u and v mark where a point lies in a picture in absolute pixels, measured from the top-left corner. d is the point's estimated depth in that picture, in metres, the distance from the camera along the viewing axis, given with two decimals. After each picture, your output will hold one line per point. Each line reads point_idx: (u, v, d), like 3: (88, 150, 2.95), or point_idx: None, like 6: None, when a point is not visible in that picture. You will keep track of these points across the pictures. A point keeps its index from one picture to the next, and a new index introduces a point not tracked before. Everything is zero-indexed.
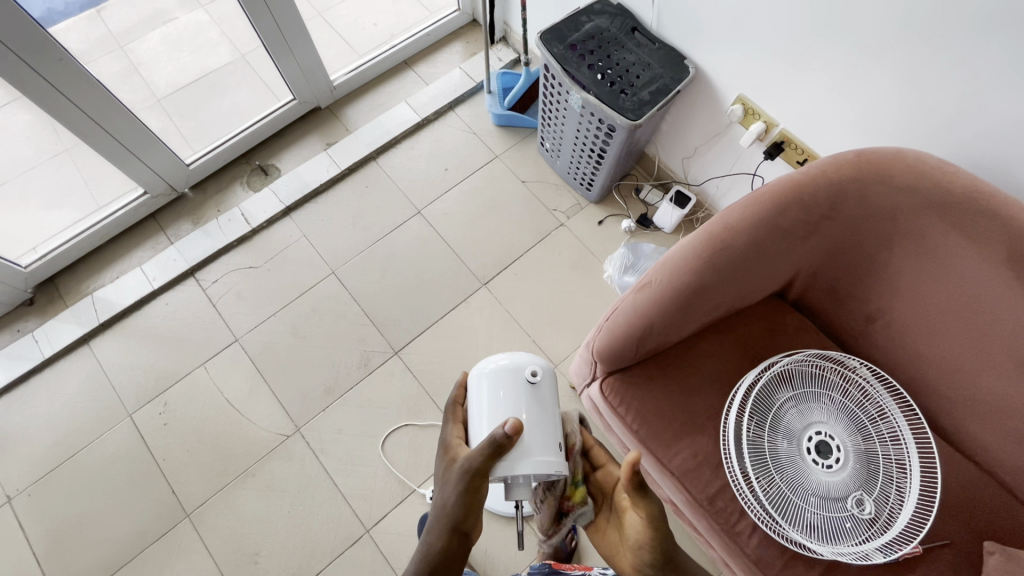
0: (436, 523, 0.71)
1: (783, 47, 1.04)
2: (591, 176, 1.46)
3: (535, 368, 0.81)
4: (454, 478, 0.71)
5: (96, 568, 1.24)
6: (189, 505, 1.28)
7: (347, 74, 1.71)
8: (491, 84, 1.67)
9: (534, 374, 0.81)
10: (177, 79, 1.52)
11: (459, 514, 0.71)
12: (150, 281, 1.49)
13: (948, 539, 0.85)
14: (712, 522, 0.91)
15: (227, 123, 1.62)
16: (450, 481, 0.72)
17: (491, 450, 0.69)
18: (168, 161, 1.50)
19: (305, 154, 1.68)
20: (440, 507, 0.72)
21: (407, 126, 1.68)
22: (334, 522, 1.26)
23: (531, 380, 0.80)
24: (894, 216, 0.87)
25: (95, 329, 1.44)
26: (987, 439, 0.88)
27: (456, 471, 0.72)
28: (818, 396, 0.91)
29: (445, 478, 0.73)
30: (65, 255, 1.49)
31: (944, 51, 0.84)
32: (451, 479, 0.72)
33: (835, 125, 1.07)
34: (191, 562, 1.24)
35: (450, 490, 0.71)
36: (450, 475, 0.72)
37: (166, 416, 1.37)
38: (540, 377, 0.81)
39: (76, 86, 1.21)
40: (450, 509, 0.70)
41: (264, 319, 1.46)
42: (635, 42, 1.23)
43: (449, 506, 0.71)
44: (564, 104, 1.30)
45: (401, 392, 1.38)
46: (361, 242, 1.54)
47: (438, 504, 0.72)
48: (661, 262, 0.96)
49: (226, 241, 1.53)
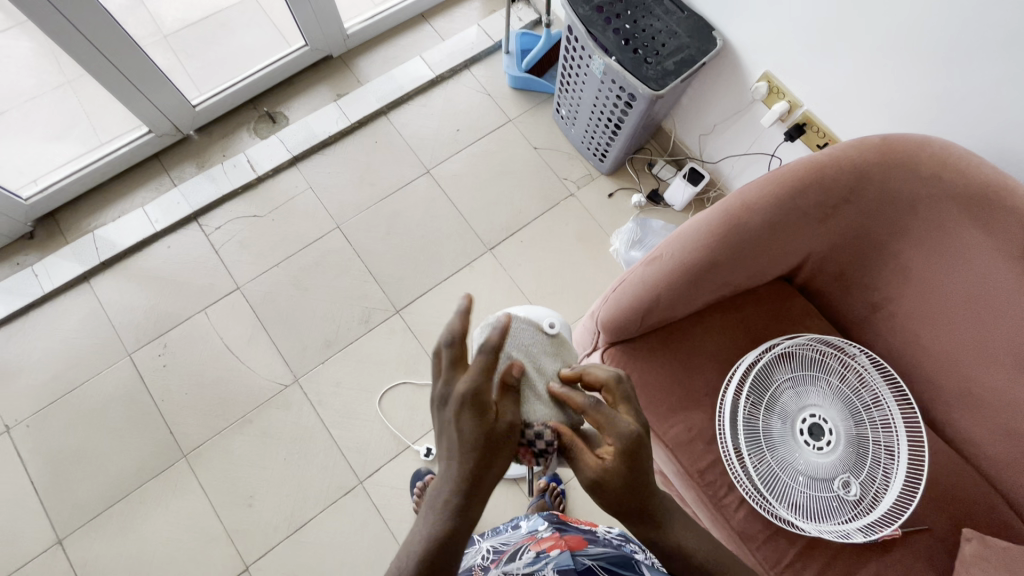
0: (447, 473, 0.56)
1: (818, 23, 1.01)
2: (605, 147, 1.44)
3: (553, 321, 0.82)
4: (467, 414, 0.57)
5: (94, 499, 1.26)
6: (186, 446, 1.30)
7: (362, 22, 1.65)
8: (509, 45, 1.61)
9: (552, 325, 0.81)
10: (185, 15, 1.46)
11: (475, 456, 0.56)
12: (153, 223, 1.47)
13: (928, 525, 0.88)
14: (702, 493, 0.93)
15: (236, 65, 1.57)
16: (462, 411, 0.59)
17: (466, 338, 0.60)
18: (174, 101, 1.46)
19: (315, 104, 1.64)
20: (447, 455, 0.57)
21: (421, 83, 1.63)
22: (330, 470, 1.29)
23: (552, 329, 0.80)
24: (912, 205, 0.86)
25: (96, 267, 1.43)
26: (975, 431, 0.90)
27: (456, 398, 0.57)
28: (814, 380, 0.93)
29: (441, 424, 0.59)
30: (66, 190, 1.47)
31: (987, 37, 0.81)
32: (457, 417, 0.57)
33: (859, 108, 1.05)
34: (187, 500, 1.26)
35: (465, 429, 0.57)
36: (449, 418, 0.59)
37: (166, 357, 1.37)
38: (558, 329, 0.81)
39: (82, 12, 1.16)
40: (470, 450, 0.56)
41: (267, 270, 1.45)
42: (663, 8, 1.19)
43: (463, 452, 0.56)
44: (585, 69, 1.26)
45: (400, 350, 1.39)
46: (368, 198, 1.52)
47: (442, 454, 0.58)
48: (674, 236, 0.95)
49: (230, 188, 1.51)
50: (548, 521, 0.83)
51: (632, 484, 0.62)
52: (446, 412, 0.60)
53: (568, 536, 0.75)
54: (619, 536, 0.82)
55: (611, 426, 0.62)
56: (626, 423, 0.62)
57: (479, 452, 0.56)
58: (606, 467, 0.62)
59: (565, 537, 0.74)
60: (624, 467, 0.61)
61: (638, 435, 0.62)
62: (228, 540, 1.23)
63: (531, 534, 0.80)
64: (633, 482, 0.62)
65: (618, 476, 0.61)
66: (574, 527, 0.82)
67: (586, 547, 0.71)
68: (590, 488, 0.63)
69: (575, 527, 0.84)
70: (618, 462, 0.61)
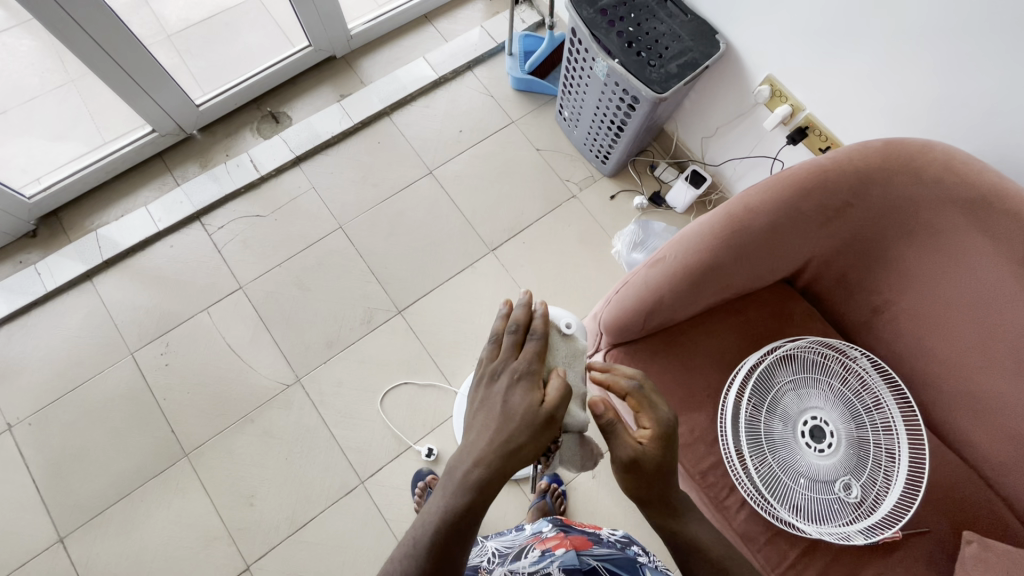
0: (480, 445, 0.57)
1: (821, 27, 1.01)
2: (608, 149, 1.45)
3: (571, 322, 0.76)
4: (519, 390, 0.60)
5: (95, 497, 1.26)
6: (188, 445, 1.31)
7: (366, 23, 1.65)
8: (512, 46, 1.62)
9: (569, 325, 0.76)
10: (189, 15, 1.46)
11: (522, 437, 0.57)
12: (155, 222, 1.47)
13: (929, 527, 0.88)
14: (704, 494, 0.94)
15: (239, 65, 1.58)
16: (519, 392, 0.60)
17: (531, 331, 0.66)
18: (177, 100, 1.46)
19: (318, 104, 1.64)
20: (484, 426, 0.59)
21: (424, 84, 1.64)
22: (331, 470, 1.29)
23: (569, 331, 0.75)
24: (915, 209, 0.86)
25: (98, 266, 1.44)
26: (975, 434, 0.90)
27: (512, 374, 0.62)
28: (816, 382, 0.93)
29: (485, 396, 0.61)
30: (69, 189, 1.47)
31: (989, 41, 0.82)
32: (509, 389, 0.60)
33: (861, 112, 1.05)
34: (188, 499, 1.26)
35: (515, 406, 0.59)
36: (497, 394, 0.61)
37: (168, 356, 1.37)
38: (574, 330, 0.76)
39: (87, 11, 1.16)
40: (514, 428, 0.58)
41: (270, 269, 1.45)
42: (666, 11, 1.19)
43: (506, 424, 0.58)
44: (588, 71, 1.27)
45: (402, 350, 1.39)
46: (371, 198, 1.53)
47: (477, 425, 0.59)
48: (677, 238, 0.96)
49: (233, 187, 1.51)
50: (553, 522, 0.84)
51: (663, 469, 0.67)
52: (493, 385, 0.62)
53: (573, 536, 0.75)
54: (624, 537, 0.82)
55: (652, 411, 0.68)
56: (666, 410, 0.68)
57: (525, 432, 0.58)
58: (644, 448, 0.66)
59: (570, 537, 0.75)
60: (660, 450, 0.66)
61: (674, 424, 0.68)
62: (229, 540, 1.23)
63: (536, 534, 0.81)
64: (663, 468, 0.67)
65: (653, 458, 0.66)
66: (578, 528, 0.83)
67: (591, 547, 0.72)
68: (622, 467, 0.66)
69: (579, 529, 0.85)
70: (656, 444, 0.66)
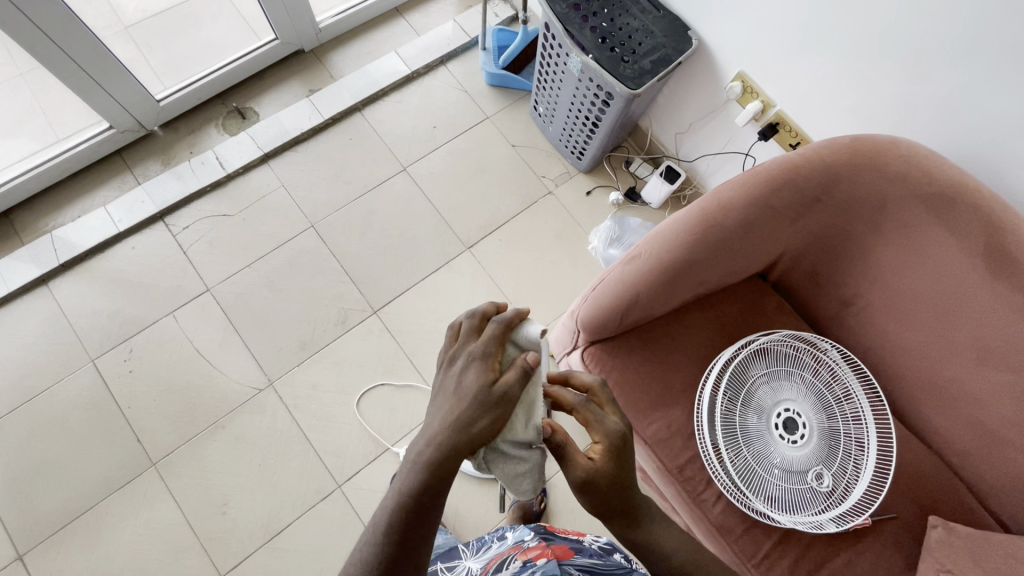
0: (434, 422, 0.59)
1: (791, 24, 1.02)
2: (583, 145, 1.44)
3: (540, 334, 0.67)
4: (471, 371, 0.61)
5: (56, 512, 1.21)
6: (156, 454, 1.26)
7: (335, 16, 1.61)
8: (486, 41, 1.58)
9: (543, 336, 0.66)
10: (149, 6, 1.40)
11: (476, 432, 0.58)
12: (115, 223, 1.41)
13: (896, 513, 0.91)
14: (681, 489, 0.95)
15: (202, 58, 1.52)
16: (473, 375, 0.60)
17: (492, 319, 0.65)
18: (136, 94, 1.40)
19: (286, 99, 1.60)
20: (442, 407, 0.60)
21: (396, 78, 1.61)
22: (307, 476, 1.26)
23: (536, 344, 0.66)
24: (882, 205, 0.88)
25: (55, 269, 1.37)
26: (939, 422, 0.93)
27: (467, 355, 0.62)
28: (788, 375, 0.95)
29: (443, 380, 0.62)
30: (21, 189, 1.39)
31: (949, 41, 0.84)
32: (463, 370, 0.61)
33: (830, 109, 1.07)
34: (156, 510, 1.22)
35: (468, 387, 0.60)
36: (460, 381, 0.61)
37: (132, 363, 1.32)
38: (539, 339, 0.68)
39: (36, 2, 1.10)
40: (464, 408, 0.59)
41: (239, 270, 1.41)
42: (639, 7, 1.19)
43: (461, 407, 0.59)
44: (563, 67, 1.26)
45: (378, 351, 1.37)
46: (343, 196, 1.49)
47: (436, 407, 0.61)
48: (653, 234, 0.96)
49: (198, 186, 1.46)
50: (535, 532, 0.83)
51: (619, 481, 0.65)
52: (451, 368, 0.63)
53: (554, 546, 0.75)
54: (607, 545, 0.83)
55: (597, 425, 0.65)
56: (614, 421, 0.66)
57: (477, 413, 0.59)
58: (596, 467, 0.64)
59: (551, 546, 0.75)
60: (612, 465, 0.64)
61: (625, 433, 0.66)
62: (200, 550, 1.20)
63: (518, 544, 0.80)
64: (620, 479, 0.65)
65: (606, 475, 0.64)
66: (560, 536, 0.83)
67: (573, 557, 0.72)
68: (579, 489, 0.65)
69: (563, 539, 0.84)
70: (607, 460, 0.64)
